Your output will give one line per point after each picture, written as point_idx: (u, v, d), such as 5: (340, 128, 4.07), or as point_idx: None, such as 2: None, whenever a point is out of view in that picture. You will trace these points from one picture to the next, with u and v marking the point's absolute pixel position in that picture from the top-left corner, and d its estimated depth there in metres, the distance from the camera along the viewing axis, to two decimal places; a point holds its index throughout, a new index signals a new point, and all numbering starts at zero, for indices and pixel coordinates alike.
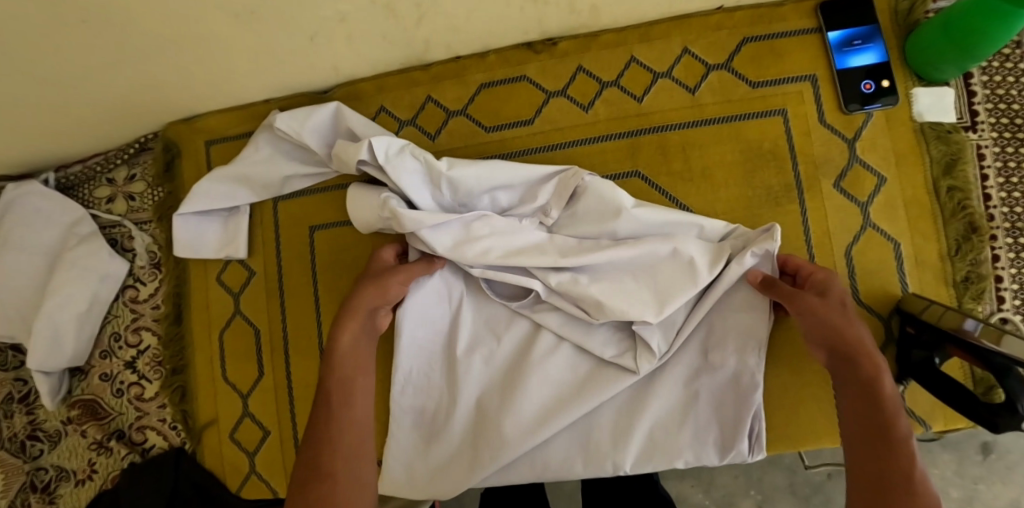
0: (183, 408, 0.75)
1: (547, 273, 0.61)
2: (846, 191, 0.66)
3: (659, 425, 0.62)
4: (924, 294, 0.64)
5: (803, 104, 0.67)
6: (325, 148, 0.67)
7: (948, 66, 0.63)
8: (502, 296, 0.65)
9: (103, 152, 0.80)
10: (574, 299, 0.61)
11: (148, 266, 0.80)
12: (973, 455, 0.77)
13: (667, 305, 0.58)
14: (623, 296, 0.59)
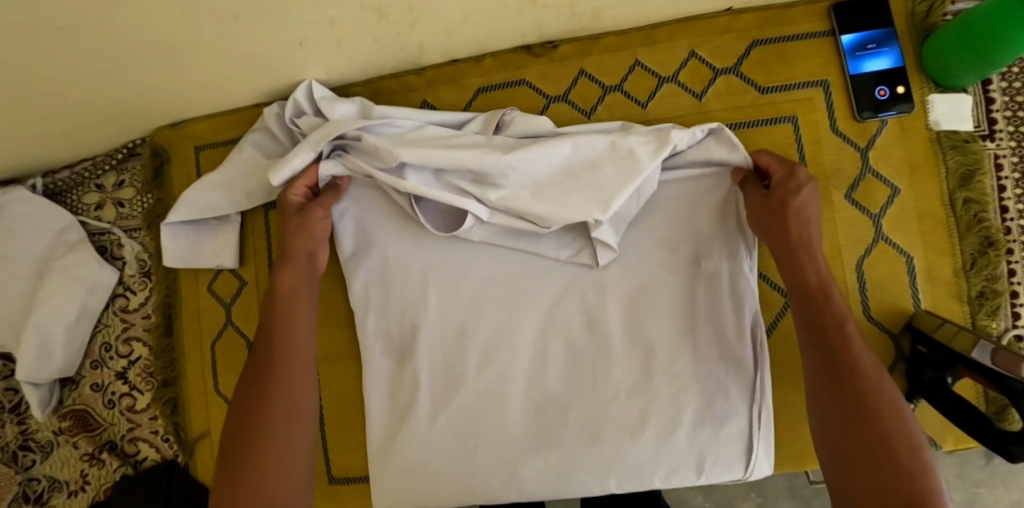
0: (175, 420, 0.73)
1: (485, 190, 0.57)
2: (858, 202, 0.63)
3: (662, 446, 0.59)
4: (937, 311, 0.62)
5: (813, 110, 0.64)
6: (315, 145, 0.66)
7: (965, 73, 0.60)
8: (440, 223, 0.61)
9: (91, 158, 0.78)
10: (516, 212, 0.58)
11: (139, 274, 0.78)
12: (977, 459, 0.76)
13: (612, 202, 0.56)
14: (565, 200, 0.57)
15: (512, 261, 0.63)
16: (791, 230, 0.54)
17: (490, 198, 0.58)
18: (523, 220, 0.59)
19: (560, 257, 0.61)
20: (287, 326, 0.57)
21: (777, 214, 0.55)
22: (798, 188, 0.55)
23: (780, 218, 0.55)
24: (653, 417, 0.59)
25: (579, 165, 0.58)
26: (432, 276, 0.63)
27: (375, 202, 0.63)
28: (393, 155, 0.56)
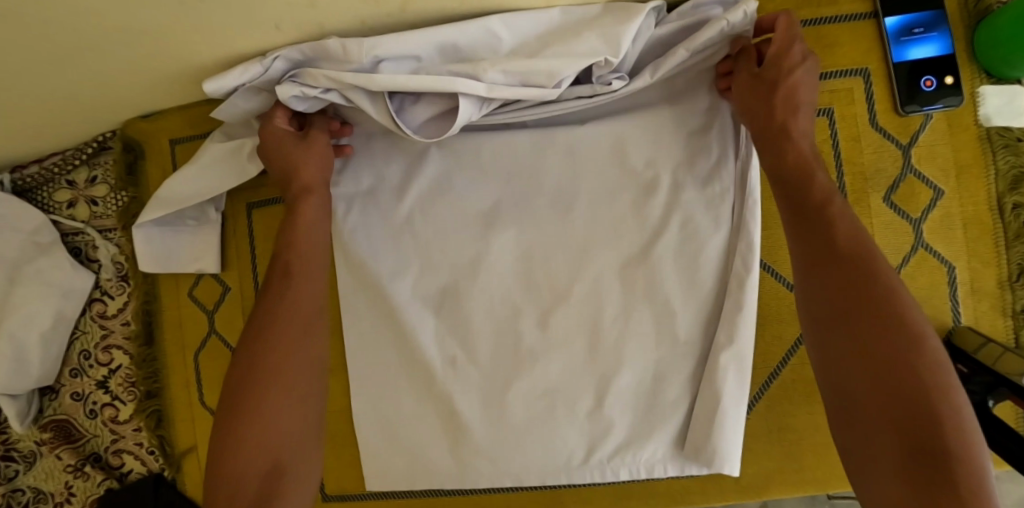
0: (159, 433, 0.69)
1: (477, 64, 0.54)
2: (898, 206, 0.57)
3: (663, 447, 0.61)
4: (979, 327, 0.57)
5: (852, 103, 0.58)
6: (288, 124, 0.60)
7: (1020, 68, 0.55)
8: (432, 107, 0.56)
9: (59, 152, 0.72)
10: (519, 74, 0.53)
11: (116, 278, 0.72)
12: None
13: (620, 42, 0.53)
14: (563, 51, 0.53)
15: None
16: (789, 115, 0.50)
17: (485, 72, 0.53)
18: (526, 84, 0.54)
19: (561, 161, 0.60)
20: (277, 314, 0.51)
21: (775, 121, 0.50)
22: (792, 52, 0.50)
23: (767, 91, 0.50)
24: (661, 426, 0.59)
25: (568, 28, 0.55)
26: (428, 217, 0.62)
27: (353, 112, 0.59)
28: (364, 47, 0.52)
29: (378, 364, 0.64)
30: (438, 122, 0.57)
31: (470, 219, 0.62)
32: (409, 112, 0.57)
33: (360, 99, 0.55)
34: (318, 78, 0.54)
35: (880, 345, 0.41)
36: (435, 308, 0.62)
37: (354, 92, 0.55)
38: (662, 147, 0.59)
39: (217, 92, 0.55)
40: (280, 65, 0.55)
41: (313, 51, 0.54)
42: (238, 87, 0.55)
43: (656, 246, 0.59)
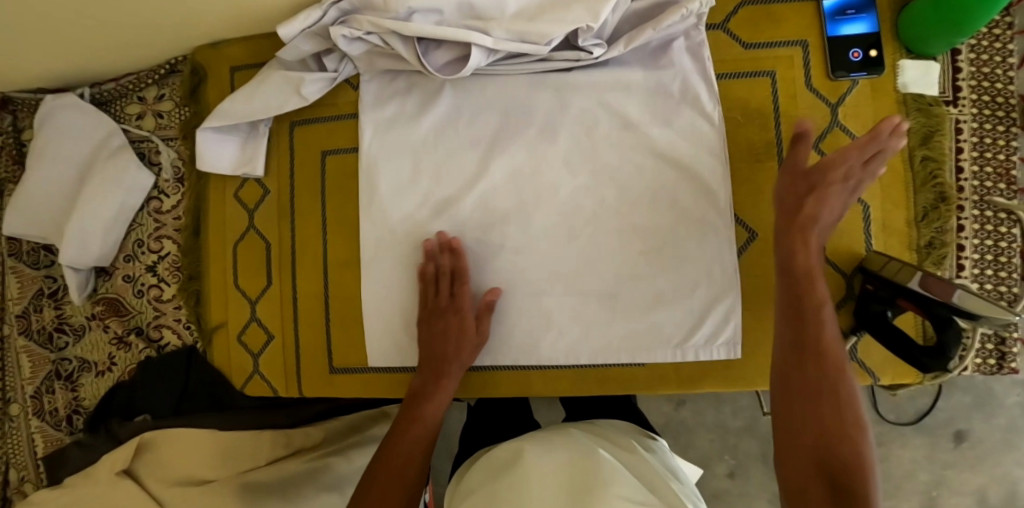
0: (197, 309, 0.82)
1: (487, 22, 0.67)
2: (824, 152, 0.69)
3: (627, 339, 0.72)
4: (887, 253, 0.68)
5: (792, 67, 0.70)
6: (333, 61, 0.75)
7: (936, 45, 0.67)
8: (450, 56, 0.69)
9: (136, 72, 0.86)
10: (519, 33, 0.66)
11: (173, 180, 0.85)
12: (946, 442, 0.96)
13: (602, 12, 0.65)
14: (560, 14, 0.65)
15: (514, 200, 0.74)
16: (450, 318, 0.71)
17: (493, 29, 0.66)
18: (525, 42, 0.67)
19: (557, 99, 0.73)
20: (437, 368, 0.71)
21: (797, 272, 0.57)
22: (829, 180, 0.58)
23: (804, 194, 0.58)
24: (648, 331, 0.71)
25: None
26: (446, 132, 0.75)
27: (386, 56, 0.72)
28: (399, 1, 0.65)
29: (385, 261, 0.76)
30: (455, 66, 0.70)
31: (472, 143, 0.75)
32: (432, 56, 0.70)
33: (394, 43, 0.68)
34: (364, 23, 0.67)
35: (820, 461, 0.51)
36: (439, 214, 0.75)
37: (390, 37, 0.68)
38: (631, 93, 0.71)
39: (287, 36, 0.69)
40: (331, 12, 0.68)
41: (359, 2, 0.68)
42: (300, 32, 0.69)
43: (622, 176, 0.72)
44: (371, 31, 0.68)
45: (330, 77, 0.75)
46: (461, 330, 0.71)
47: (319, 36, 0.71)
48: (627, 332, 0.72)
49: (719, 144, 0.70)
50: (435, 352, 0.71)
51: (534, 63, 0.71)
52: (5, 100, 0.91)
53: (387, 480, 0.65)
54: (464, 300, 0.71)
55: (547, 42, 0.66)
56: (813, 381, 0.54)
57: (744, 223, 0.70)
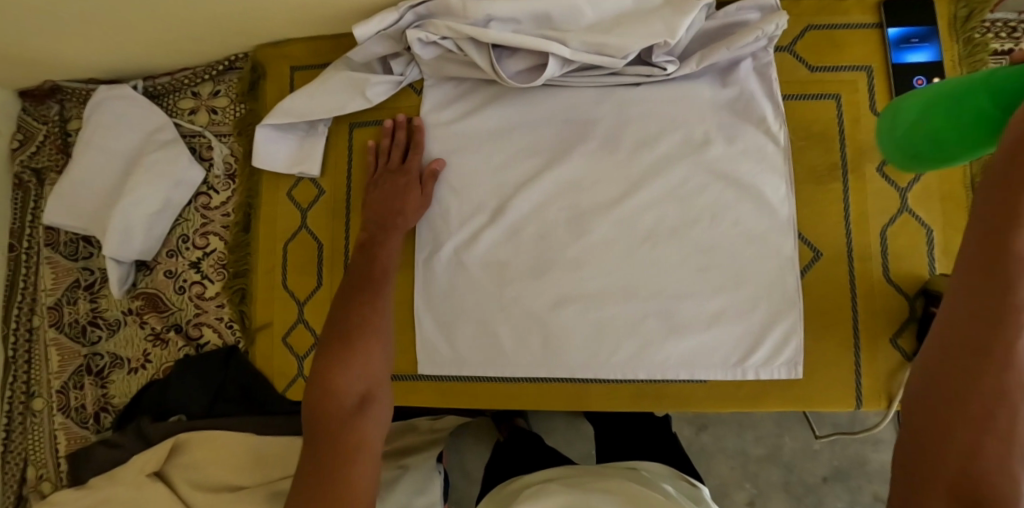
0: (242, 307, 0.81)
1: (564, 32, 0.67)
2: (888, 176, 0.69)
3: (684, 358, 0.69)
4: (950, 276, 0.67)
5: (856, 91, 0.71)
6: (402, 64, 0.75)
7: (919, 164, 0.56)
8: (524, 64, 0.70)
9: (193, 67, 0.86)
10: (595, 46, 0.67)
11: (223, 176, 0.84)
12: None
13: (679, 29, 0.66)
14: (638, 29, 0.66)
15: (572, 207, 0.72)
16: (397, 180, 0.74)
17: (570, 39, 0.67)
18: (601, 55, 0.67)
19: (621, 112, 0.73)
20: (378, 293, 0.68)
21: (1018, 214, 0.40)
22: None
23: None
24: (707, 348, 0.69)
25: (637, 14, 0.68)
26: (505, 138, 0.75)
27: (456, 62, 0.73)
28: (479, 7, 0.66)
29: (439, 268, 0.75)
30: (528, 74, 0.71)
31: (532, 150, 0.75)
32: (505, 63, 0.70)
33: (468, 49, 0.69)
34: (441, 28, 0.68)
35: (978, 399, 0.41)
36: (494, 218, 0.74)
37: (465, 43, 0.68)
38: (698, 110, 0.72)
39: (362, 37, 0.69)
40: (407, 17, 0.69)
41: (436, 8, 0.68)
42: (376, 33, 0.69)
43: (685, 191, 0.71)
44: (446, 36, 0.69)
45: (397, 80, 0.75)
46: (407, 187, 0.73)
47: (393, 38, 0.71)
48: (687, 349, 0.69)
49: (784, 163, 0.70)
50: (385, 207, 0.73)
51: (603, 77, 0.71)
52: (55, 89, 0.91)
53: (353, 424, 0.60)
54: (410, 164, 0.74)
55: (624, 55, 0.67)
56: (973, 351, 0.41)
57: (808, 242, 0.70)
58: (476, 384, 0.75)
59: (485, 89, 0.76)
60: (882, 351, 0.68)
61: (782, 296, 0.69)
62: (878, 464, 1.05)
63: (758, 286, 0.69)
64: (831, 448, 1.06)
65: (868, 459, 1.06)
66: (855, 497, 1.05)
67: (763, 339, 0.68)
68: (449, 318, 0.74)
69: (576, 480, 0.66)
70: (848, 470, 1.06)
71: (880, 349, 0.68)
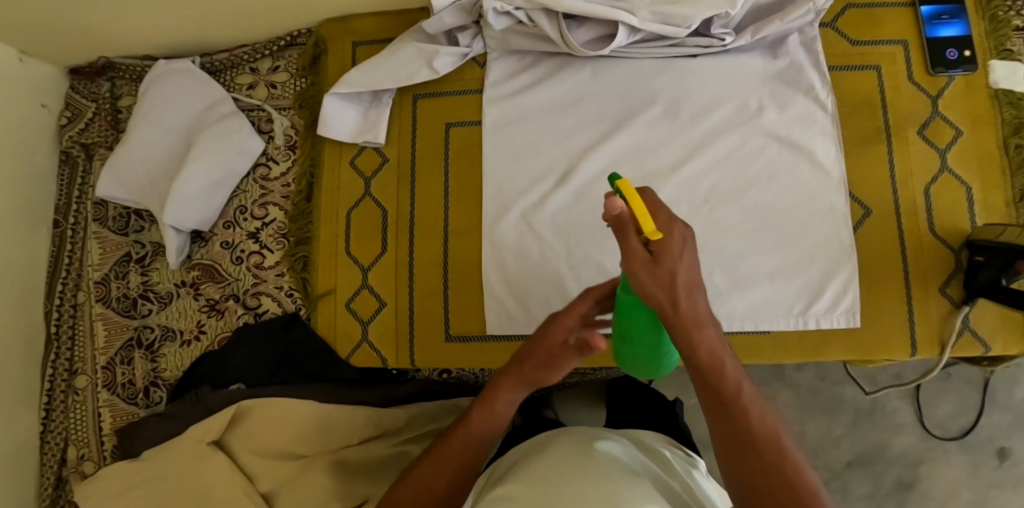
0: (303, 275, 0.81)
1: (632, 3, 0.71)
2: (928, 138, 0.74)
3: (747, 310, 0.73)
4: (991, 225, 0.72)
5: (895, 63, 0.76)
6: (467, 36, 0.79)
7: (637, 368, 0.62)
8: (592, 34, 0.74)
9: (252, 44, 0.88)
10: (663, 15, 0.71)
11: (284, 147, 0.85)
12: (990, 459, 1.06)
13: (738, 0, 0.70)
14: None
15: (634, 175, 0.76)
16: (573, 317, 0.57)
17: (639, 10, 0.71)
18: (666, 25, 0.72)
19: (679, 81, 0.77)
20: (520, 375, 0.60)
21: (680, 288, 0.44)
22: (674, 219, 0.45)
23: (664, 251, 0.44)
24: (766, 299, 0.73)
25: None
26: (570, 109, 0.78)
27: (523, 33, 0.76)
28: None
29: (506, 231, 0.77)
30: (595, 44, 0.76)
31: (592, 121, 0.78)
32: (574, 33, 0.74)
33: (540, 20, 0.72)
34: None
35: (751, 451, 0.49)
36: (560, 182, 0.77)
37: (537, 13, 0.72)
38: (750, 79, 0.76)
39: (439, 6, 0.73)
40: None
41: None
42: (452, 3, 0.73)
43: (741, 155, 0.75)
44: (520, 6, 0.72)
45: (463, 52, 0.79)
46: (579, 315, 0.57)
47: (465, 10, 0.75)
48: (750, 302, 0.73)
49: (832, 127, 0.75)
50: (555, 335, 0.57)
51: (664, 47, 0.76)
52: (108, 66, 0.92)
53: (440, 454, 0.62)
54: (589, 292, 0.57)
55: (688, 24, 0.71)
56: (729, 403, 0.49)
57: (858, 199, 0.74)
58: None
59: (548, 62, 0.80)
60: (932, 297, 0.72)
61: (836, 250, 0.73)
62: (899, 448, 1.08)
63: (813, 242, 0.73)
64: (853, 436, 1.09)
65: (888, 443, 1.09)
66: (878, 482, 1.08)
67: (822, 291, 0.72)
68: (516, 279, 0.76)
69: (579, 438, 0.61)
70: (870, 456, 1.09)
71: (930, 296, 0.72)
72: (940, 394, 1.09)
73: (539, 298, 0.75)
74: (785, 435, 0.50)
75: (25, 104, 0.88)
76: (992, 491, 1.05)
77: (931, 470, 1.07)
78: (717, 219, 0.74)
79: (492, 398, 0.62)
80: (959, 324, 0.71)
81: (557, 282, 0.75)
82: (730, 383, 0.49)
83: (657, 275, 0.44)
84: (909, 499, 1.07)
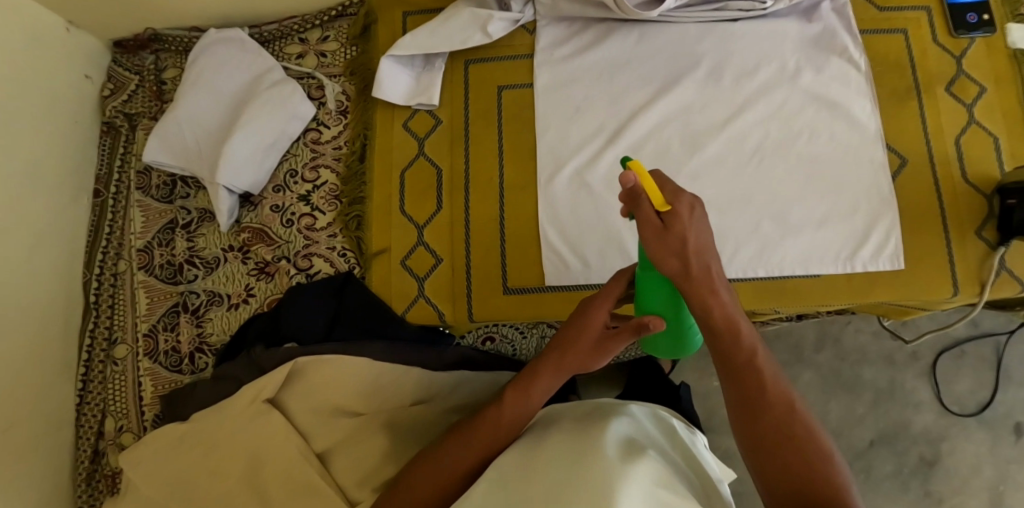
0: (358, 234, 0.82)
1: None
2: (955, 94, 0.79)
3: (798, 256, 0.75)
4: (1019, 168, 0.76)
5: (921, 27, 0.81)
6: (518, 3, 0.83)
7: (660, 348, 0.62)
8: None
9: (302, 15, 0.90)
10: None
11: (335, 112, 0.87)
12: (1009, 435, 1.08)
13: None
14: None
15: (682, 133, 0.79)
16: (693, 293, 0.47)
17: None
18: None
19: (721, 43, 0.81)
20: (563, 359, 0.59)
21: (689, 253, 0.46)
22: (680, 190, 0.47)
23: (682, 219, 0.45)
24: (815, 245, 0.75)
25: None
26: (619, 71, 0.82)
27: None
28: None
29: (560, 187, 0.79)
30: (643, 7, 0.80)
31: (640, 81, 0.81)
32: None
33: None
34: None
35: (764, 412, 0.48)
36: (611, 139, 0.79)
37: None
38: (787, 42, 0.81)
39: None
40: None
41: None
42: None
43: (783, 111, 0.79)
44: None
45: (516, 17, 0.83)
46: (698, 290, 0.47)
47: None
48: (800, 248, 0.75)
49: (866, 85, 0.79)
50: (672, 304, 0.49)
51: (708, 11, 0.80)
52: (153, 39, 0.93)
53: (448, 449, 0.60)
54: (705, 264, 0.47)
55: None
56: (743, 362, 0.49)
57: (894, 150, 0.78)
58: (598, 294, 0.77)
59: (597, 27, 0.84)
60: (969, 242, 0.75)
61: (878, 197, 0.76)
62: (920, 426, 1.10)
63: (856, 190, 0.77)
64: (876, 413, 1.11)
65: (910, 422, 1.10)
66: (903, 459, 1.08)
67: (869, 236, 0.75)
68: (570, 234, 0.78)
69: (581, 432, 0.58)
70: (893, 435, 1.10)
71: (967, 241, 0.75)
72: (957, 371, 1.11)
73: (592, 252, 0.77)
74: (797, 397, 0.50)
75: (71, 71, 0.89)
76: (1013, 467, 1.06)
77: (954, 445, 1.08)
78: (763, 171, 0.78)
79: (529, 384, 0.61)
80: (996, 266, 0.74)
81: (610, 235, 0.77)
82: (744, 347, 0.49)
83: (666, 241, 0.46)
84: (934, 476, 1.07)
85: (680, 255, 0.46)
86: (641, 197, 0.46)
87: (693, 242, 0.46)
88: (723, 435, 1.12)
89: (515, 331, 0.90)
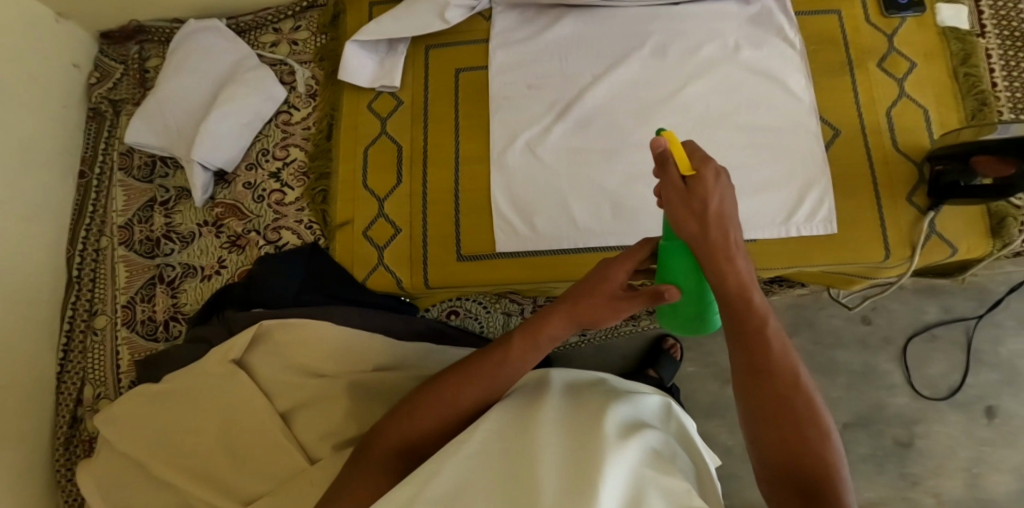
0: (323, 207, 0.87)
1: None
2: (887, 70, 0.84)
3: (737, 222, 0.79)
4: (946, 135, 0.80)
5: (853, 7, 0.86)
6: None
7: (678, 328, 0.60)
8: None
9: (276, 7, 0.97)
10: None
11: (305, 96, 0.93)
12: (981, 418, 1.08)
13: None
14: None
15: (630, 109, 0.83)
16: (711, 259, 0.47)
17: None
18: None
19: (666, 25, 0.86)
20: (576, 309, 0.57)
21: (709, 218, 0.46)
22: (708, 157, 0.47)
23: (708, 183, 0.46)
24: (755, 212, 0.79)
25: None
26: (569, 52, 0.87)
27: None
28: None
29: (514, 160, 0.83)
30: None
31: (590, 62, 0.86)
32: None
33: None
34: None
35: (769, 384, 0.47)
36: (562, 115, 0.84)
37: None
38: (728, 22, 0.86)
39: None
40: None
41: None
42: None
43: (724, 87, 0.84)
44: None
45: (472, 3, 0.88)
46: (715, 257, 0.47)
47: None
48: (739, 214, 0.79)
49: (802, 61, 0.84)
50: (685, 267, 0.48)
51: None
52: (138, 30, 0.99)
53: (439, 392, 0.56)
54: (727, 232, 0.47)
55: None
56: (753, 333, 0.48)
57: (828, 122, 0.83)
58: (549, 259, 0.81)
59: (549, 13, 0.89)
60: (900, 207, 0.79)
61: (812, 166, 0.80)
62: (894, 409, 1.10)
63: (793, 160, 0.81)
64: (850, 397, 1.11)
65: (884, 405, 1.10)
66: (877, 442, 1.09)
67: (804, 202, 0.79)
68: (524, 204, 0.82)
69: (579, 423, 0.48)
70: (866, 418, 1.10)
71: (898, 205, 0.79)
72: (930, 353, 1.12)
73: (545, 220, 0.81)
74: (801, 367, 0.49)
75: (61, 60, 0.95)
76: (986, 448, 1.07)
77: (926, 426, 1.09)
78: (705, 142, 0.82)
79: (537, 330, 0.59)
80: (926, 230, 0.78)
81: (561, 205, 0.81)
82: (756, 314, 0.48)
83: (688, 204, 0.46)
84: (907, 458, 1.08)
85: (700, 219, 0.46)
86: (668, 160, 0.46)
87: (716, 207, 0.46)
88: (697, 419, 1.12)
89: (478, 306, 0.96)
